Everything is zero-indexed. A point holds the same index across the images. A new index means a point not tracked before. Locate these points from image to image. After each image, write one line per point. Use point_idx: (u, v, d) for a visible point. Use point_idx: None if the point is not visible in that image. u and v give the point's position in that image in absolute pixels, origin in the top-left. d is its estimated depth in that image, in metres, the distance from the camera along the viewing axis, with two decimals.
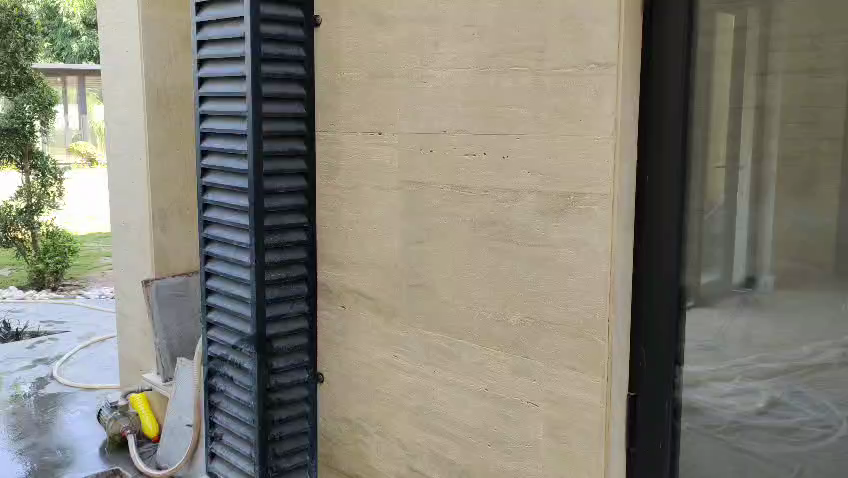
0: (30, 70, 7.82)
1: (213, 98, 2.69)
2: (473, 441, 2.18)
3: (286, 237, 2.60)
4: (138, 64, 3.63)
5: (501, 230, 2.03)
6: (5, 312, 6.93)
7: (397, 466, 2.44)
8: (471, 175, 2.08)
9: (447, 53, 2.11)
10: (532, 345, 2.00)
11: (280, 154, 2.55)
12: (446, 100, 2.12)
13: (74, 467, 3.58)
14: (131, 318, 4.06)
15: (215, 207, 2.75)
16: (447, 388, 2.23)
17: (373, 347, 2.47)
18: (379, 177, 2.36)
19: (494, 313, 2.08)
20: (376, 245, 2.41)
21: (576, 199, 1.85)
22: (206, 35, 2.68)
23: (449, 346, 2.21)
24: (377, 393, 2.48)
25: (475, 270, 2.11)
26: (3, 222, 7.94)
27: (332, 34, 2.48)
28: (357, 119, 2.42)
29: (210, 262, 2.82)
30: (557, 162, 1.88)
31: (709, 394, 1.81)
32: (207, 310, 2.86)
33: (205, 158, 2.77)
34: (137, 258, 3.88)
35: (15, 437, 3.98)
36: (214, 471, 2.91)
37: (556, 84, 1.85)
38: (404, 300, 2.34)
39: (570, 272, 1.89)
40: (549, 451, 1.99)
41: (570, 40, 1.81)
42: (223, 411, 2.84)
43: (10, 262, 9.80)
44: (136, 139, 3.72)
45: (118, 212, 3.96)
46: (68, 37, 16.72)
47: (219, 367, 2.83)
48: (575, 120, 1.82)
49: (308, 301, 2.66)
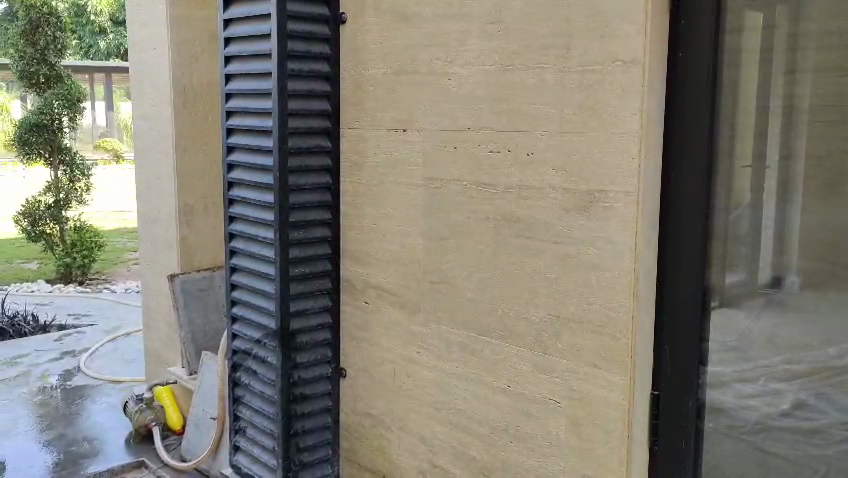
0: (59, 67, 7.92)
1: (239, 95, 2.71)
2: (495, 438, 2.19)
3: (310, 234, 2.62)
4: (165, 60, 3.67)
5: (524, 227, 2.03)
6: (33, 305, 7.04)
7: (418, 461, 2.46)
8: (495, 172, 2.08)
9: (471, 51, 2.11)
10: (554, 342, 2.00)
11: (305, 150, 2.57)
12: (470, 98, 2.13)
13: (100, 458, 3.63)
14: (156, 312, 4.12)
15: (240, 202, 2.78)
16: (469, 384, 2.24)
17: (395, 343, 2.49)
18: (403, 174, 2.38)
19: (516, 310, 2.08)
20: (399, 242, 2.43)
21: (600, 196, 1.84)
22: (232, 32, 2.70)
23: (471, 343, 2.22)
24: (399, 389, 2.50)
25: (497, 267, 2.12)
26: (32, 217, 8.07)
27: (358, 32, 2.50)
28: (381, 117, 2.43)
29: (235, 257, 2.84)
30: (581, 160, 1.87)
31: (733, 395, 1.79)
32: (232, 304, 2.88)
33: (230, 154, 2.80)
34: (163, 253, 3.93)
35: (42, 428, 4.05)
36: (237, 464, 2.94)
37: (581, 81, 1.85)
38: (426, 296, 2.35)
39: (593, 269, 1.89)
40: (570, 449, 1.99)
41: (597, 37, 1.80)
42: (247, 404, 2.87)
43: (38, 256, 9.95)
44: (163, 135, 3.77)
45: (145, 206, 4.01)
46: (95, 34, 16.85)
47: (243, 361, 2.86)
48: (599, 117, 1.82)
49: (332, 296, 2.68)
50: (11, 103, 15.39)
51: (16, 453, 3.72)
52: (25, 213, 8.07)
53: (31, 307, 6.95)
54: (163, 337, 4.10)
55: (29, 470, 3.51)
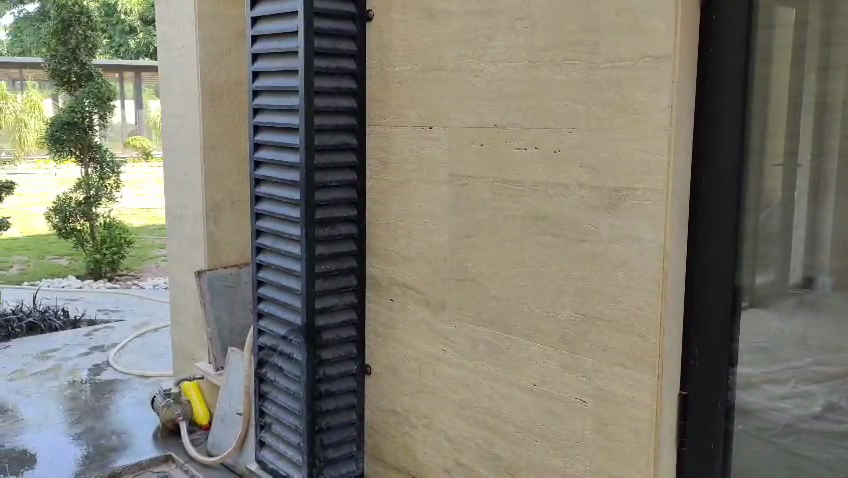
0: (90, 66, 8.01)
1: (266, 93, 2.72)
2: (520, 437, 2.18)
3: (336, 231, 2.63)
4: (193, 59, 3.70)
5: (551, 225, 2.02)
6: (64, 300, 7.15)
7: (443, 459, 2.45)
8: (521, 169, 2.07)
9: (499, 47, 2.10)
10: (581, 341, 1.98)
11: (331, 148, 2.58)
12: (497, 94, 2.11)
13: (129, 452, 3.68)
14: (183, 308, 4.16)
15: (267, 199, 2.79)
16: (494, 382, 2.23)
17: (420, 340, 2.49)
18: (429, 171, 2.37)
19: (542, 308, 2.07)
20: (425, 239, 2.42)
21: (629, 193, 1.82)
22: (259, 30, 2.71)
23: (496, 341, 2.21)
24: (424, 386, 2.50)
25: (524, 265, 2.11)
26: (63, 214, 8.13)
27: (385, 29, 2.50)
28: (408, 113, 2.43)
29: (261, 254, 2.86)
30: (609, 157, 1.86)
31: (763, 396, 1.76)
32: (258, 301, 2.90)
33: (257, 151, 2.81)
34: (190, 250, 3.96)
35: (72, 421, 4.11)
36: (263, 460, 2.96)
37: (609, 77, 1.83)
38: (452, 293, 2.35)
39: (620, 268, 1.87)
40: (596, 449, 1.97)
41: (627, 32, 1.78)
42: (272, 400, 2.89)
43: (69, 252, 10.11)
44: (191, 133, 3.80)
45: (173, 203, 4.05)
46: (125, 33, 17.04)
47: (269, 358, 2.87)
48: (628, 114, 1.80)
49: (357, 294, 2.69)
50: (43, 101, 15.61)
51: (47, 445, 3.79)
52: (57, 209, 8.13)
53: (62, 302, 7.05)
54: (190, 333, 4.14)
55: (59, 462, 3.57)
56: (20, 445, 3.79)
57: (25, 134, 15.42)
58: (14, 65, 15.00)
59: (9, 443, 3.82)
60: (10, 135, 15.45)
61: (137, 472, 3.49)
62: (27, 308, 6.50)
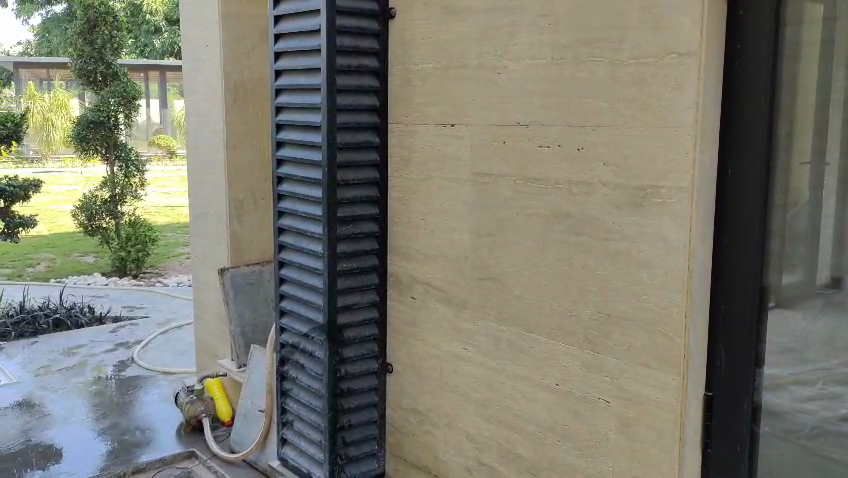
0: (116, 66, 8.10)
1: (289, 91, 2.73)
2: (542, 436, 2.16)
3: (358, 229, 2.63)
4: (217, 58, 3.72)
5: (574, 223, 2.00)
6: (90, 296, 7.24)
7: (465, 458, 2.45)
8: (544, 167, 2.05)
9: (522, 44, 2.08)
10: (604, 341, 1.96)
11: (353, 146, 2.58)
12: (519, 92, 2.10)
13: (152, 448, 3.71)
14: (206, 305, 4.19)
15: (289, 197, 2.80)
16: (516, 382, 2.22)
17: (442, 339, 2.48)
18: (451, 169, 2.36)
19: (564, 307, 2.05)
20: (446, 237, 2.42)
21: (653, 191, 1.80)
22: (282, 28, 2.72)
23: (519, 340, 2.20)
24: (445, 385, 2.49)
25: (546, 263, 2.09)
26: (89, 212, 8.25)
27: (407, 27, 2.49)
28: (430, 111, 2.42)
29: (284, 252, 2.86)
30: (633, 154, 1.84)
31: (789, 398, 1.73)
32: (281, 298, 2.91)
33: (280, 149, 2.82)
34: (213, 248, 3.99)
35: (97, 417, 4.16)
36: (285, 457, 2.96)
37: (634, 74, 1.81)
38: (474, 292, 2.34)
39: (644, 267, 1.85)
40: (620, 449, 1.95)
41: (651, 28, 1.76)
42: (294, 398, 2.89)
43: (95, 250, 10.25)
44: (215, 131, 3.82)
45: (197, 201, 4.07)
46: (150, 33, 17.23)
47: (291, 355, 2.88)
48: (653, 111, 1.78)
49: (378, 291, 2.69)
50: (70, 101, 15.82)
51: (72, 440, 3.83)
52: (83, 207, 8.26)
53: (88, 298, 7.14)
54: (213, 331, 4.17)
55: (84, 458, 3.61)
56: (46, 440, 3.84)
57: (52, 133, 15.64)
58: (43, 65, 15.27)
59: (35, 438, 3.87)
60: (38, 134, 15.69)
61: (161, 467, 3.52)
62: (54, 304, 6.59)
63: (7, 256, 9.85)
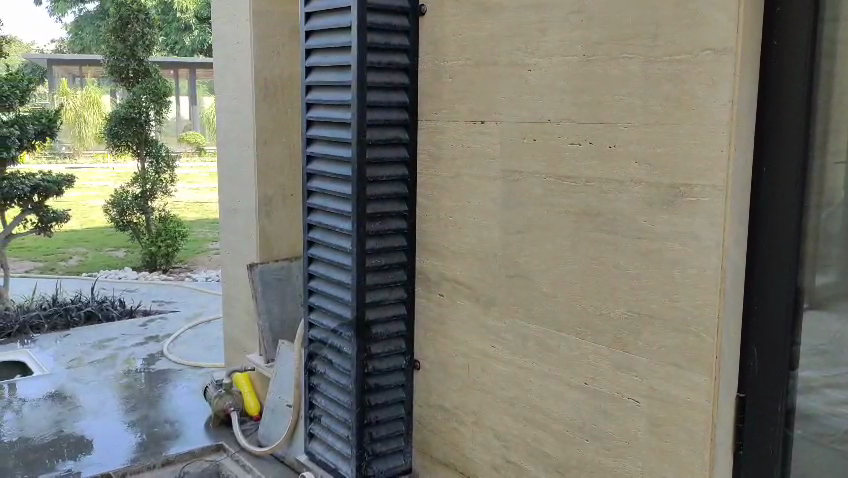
0: (147, 62, 8.19)
1: (319, 87, 2.73)
2: (570, 435, 2.16)
3: (386, 226, 2.63)
4: (248, 54, 3.75)
5: (605, 222, 1.99)
6: (121, 290, 7.34)
7: (492, 456, 2.45)
8: (575, 165, 2.04)
9: (553, 41, 2.07)
10: (634, 340, 1.95)
11: (382, 143, 2.58)
12: (550, 89, 2.09)
13: (181, 440, 3.75)
14: (235, 300, 4.22)
15: (319, 194, 2.80)
16: (544, 380, 2.21)
17: (470, 336, 2.48)
18: (480, 166, 2.36)
19: (594, 305, 2.04)
20: (475, 235, 2.41)
21: (686, 190, 1.78)
22: (313, 25, 2.73)
23: (547, 338, 2.19)
24: (473, 382, 2.49)
25: (575, 262, 2.08)
26: (120, 207, 8.38)
27: (437, 23, 2.49)
28: (460, 108, 2.42)
29: (312, 248, 2.87)
30: (666, 152, 1.82)
31: (823, 401, 1.70)
32: (309, 293, 2.92)
33: (310, 145, 2.82)
34: (243, 244, 4.02)
35: (128, 409, 4.22)
36: (312, 451, 2.98)
37: (668, 70, 1.79)
38: (502, 290, 2.33)
39: (677, 266, 1.83)
40: (649, 449, 1.94)
41: (686, 24, 1.74)
42: (322, 393, 2.90)
43: (126, 244, 10.40)
44: (245, 128, 3.85)
45: (227, 197, 4.10)
46: (181, 31, 17.39)
47: (319, 351, 2.89)
48: (686, 109, 1.76)
49: (406, 288, 2.69)
50: (101, 97, 16.04)
51: (103, 431, 3.89)
52: (114, 202, 8.39)
53: (119, 292, 7.24)
54: (242, 325, 4.20)
55: (115, 449, 3.67)
56: (77, 431, 3.90)
57: (83, 128, 15.86)
58: (76, 63, 15.55)
59: (67, 429, 3.94)
60: (71, 129, 15.96)
61: (190, 460, 3.58)
62: (86, 297, 6.69)
63: (40, 250, 10.01)
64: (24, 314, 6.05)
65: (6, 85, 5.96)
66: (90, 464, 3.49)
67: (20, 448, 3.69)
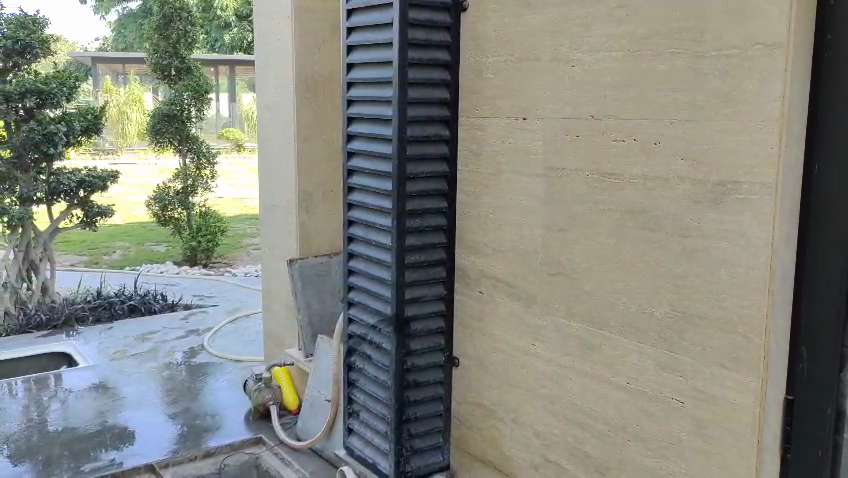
0: (189, 60, 8.30)
1: (360, 84, 2.73)
2: (610, 435, 2.14)
3: (427, 222, 2.62)
4: (289, 51, 3.77)
5: (649, 219, 1.96)
6: (163, 284, 7.47)
7: (532, 455, 2.44)
8: (619, 162, 2.02)
9: (598, 36, 2.05)
10: (679, 340, 1.92)
11: (423, 140, 2.56)
12: (595, 85, 2.07)
13: (221, 433, 3.81)
14: (274, 295, 4.26)
15: (358, 190, 2.80)
16: (585, 380, 2.20)
17: (510, 334, 2.47)
18: (522, 163, 2.35)
19: (637, 304, 2.02)
20: (516, 232, 2.40)
21: (734, 188, 1.75)
22: (355, 21, 2.72)
23: (588, 337, 2.17)
24: (512, 380, 2.48)
25: (618, 259, 2.06)
26: (162, 203, 8.42)
27: (479, 19, 2.48)
28: (502, 104, 2.41)
29: (352, 244, 2.87)
30: (713, 148, 1.79)
31: None
32: (348, 289, 2.92)
33: (350, 141, 2.82)
34: (283, 239, 4.05)
35: (170, 401, 4.28)
36: (350, 446, 2.99)
37: (716, 67, 1.76)
38: (543, 287, 2.32)
39: (723, 265, 1.80)
40: (693, 451, 1.92)
41: (735, 19, 1.71)
42: (361, 389, 2.91)
43: (167, 239, 10.57)
44: (286, 124, 3.88)
45: (268, 193, 4.14)
46: (221, 29, 17.61)
47: (358, 346, 2.89)
48: (735, 104, 1.73)
49: (445, 285, 2.69)
50: (143, 95, 16.33)
51: (146, 423, 3.96)
52: (156, 198, 8.42)
53: (160, 286, 7.36)
54: (281, 320, 4.23)
55: (157, 439, 3.73)
56: (121, 423, 3.98)
57: (126, 125, 16.15)
58: (119, 62, 15.86)
59: (111, 420, 4.02)
60: (114, 126, 16.26)
61: (230, 452, 3.61)
62: (129, 291, 6.80)
63: (85, 244, 10.24)
64: (69, 307, 6.18)
65: (54, 83, 6.07)
66: (133, 455, 3.56)
67: (65, 438, 3.77)
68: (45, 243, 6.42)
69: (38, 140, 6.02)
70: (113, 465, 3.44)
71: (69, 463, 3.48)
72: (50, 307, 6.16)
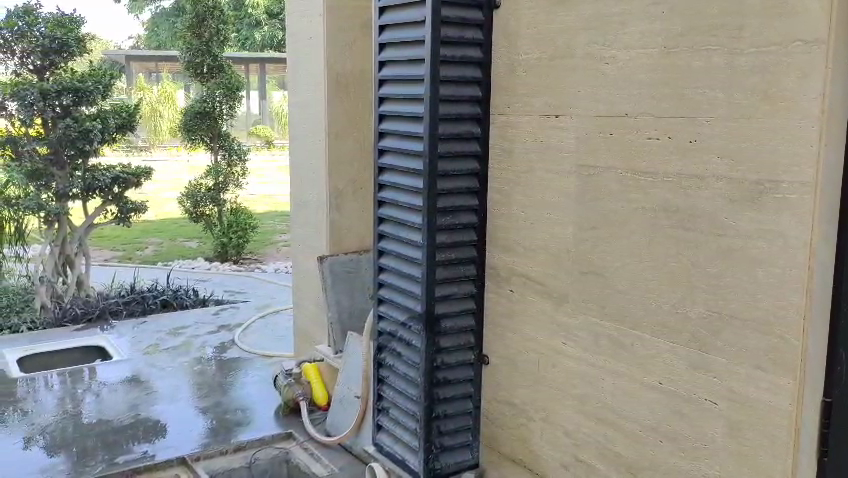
0: (221, 58, 8.38)
1: (392, 82, 2.73)
2: (643, 435, 2.12)
3: (458, 220, 2.62)
4: (321, 49, 3.79)
5: (684, 218, 1.94)
6: (194, 280, 7.55)
7: (562, 454, 2.43)
8: (654, 160, 2.00)
9: (633, 32, 2.03)
10: (713, 340, 1.90)
11: (455, 137, 2.56)
12: (628, 81, 2.05)
13: (252, 427, 3.84)
14: (305, 291, 4.29)
15: (390, 188, 2.81)
16: (617, 379, 2.18)
17: (541, 333, 2.46)
18: (555, 161, 2.33)
19: (670, 303, 2.00)
20: (548, 230, 2.39)
21: (772, 187, 1.73)
22: (387, 19, 2.73)
23: (621, 337, 2.16)
24: (543, 379, 2.47)
25: (652, 258, 2.04)
26: (193, 200, 8.55)
27: (512, 16, 2.47)
28: (534, 102, 2.40)
29: (383, 241, 2.88)
30: (751, 146, 1.76)
31: None
32: (379, 286, 2.93)
33: (381, 139, 2.83)
34: (314, 236, 4.08)
35: (201, 395, 4.34)
36: (379, 443, 3.00)
37: (754, 63, 1.73)
38: (574, 286, 2.30)
39: (760, 265, 1.77)
40: (727, 452, 1.89)
41: (774, 15, 1.68)
42: (391, 385, 2.92)
43: (199, 236, 10.69)
44: (317, 122, 3.91)
45: (299, 190, 4.17)
46: (252, 27, 17.74)
47: (388, 343, 2.90)
48: (773, 102, 1.70)
49: (476, 283, 2.68)
50: (176, 92, 16.51)
51: (177, 417, 4.01)
52: (188, 195, 8.55)
53: (191, 282, 7.45)
54: (311, 316, 4.26)
55: (188, 433, 3.78)
56: (153, 416, 4.03)
57: (159, 122, 16.35)
58: (153, 60, 16.05)
59: (144, 413, 4.08)
60: (147, 123, 16.48)
61: (260, 446, 3.64)
62: (161, 286, 6.89)
63: (119, 240, 10.39)
64: (104, 301, 6.27)
65: (90, 80, 6.17)
66: (165, 448, 3.61)
67: (99, 431, 3.84)
68: (80, 239, 6.50)
69: (73, 136, 6.12)
70: (145, 458, 3.49)
71: (103, 456, 3.54)
72: (85, 301, 6.26)
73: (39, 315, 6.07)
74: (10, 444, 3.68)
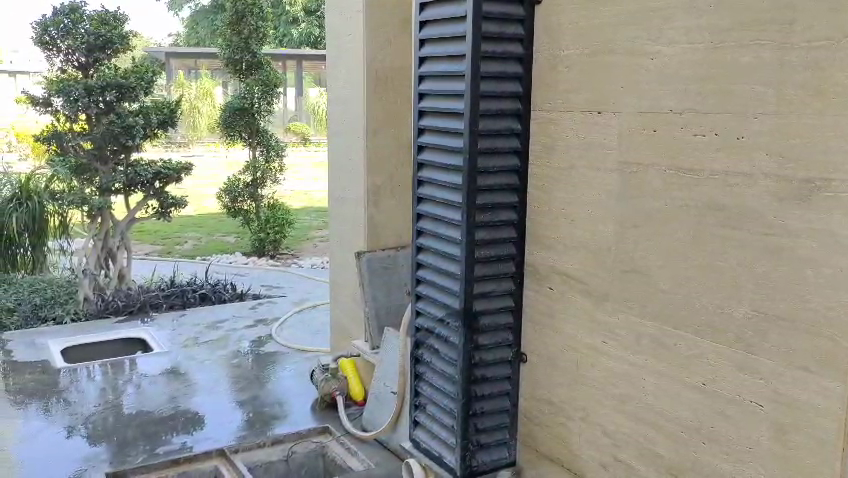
0: (259, 54, 8.45)
1: (432, 79, 2.73)
2: (685, 436, 2.09)
3: (497, 217, 2.60)
4: (360, 46, 3.80)
5: (730, 217, 1.90)
6: (232, 274, 7.64)
7: (601, 453, 2.40)
8: (699, 157, 1.97)
9: (679, 27, 1.99)
10: (759, 341, 1.86)
11: (495, 133, 2.54)
12: (674, 78, 2.02)
13: (288, 421, 3.88)
14: (342, 286, 4.31)
15: (429, 184, 2.80)
16: (658, 378, 2.15)
17: (581, 331, 2.44)
18: (597, 157, 2.31)
19: (714, 303, 1.97)
20: (588, 228, 2.37)
21: (823, 185, 1.69)
22: (428, 15, 2.72)
23: (664, 337, 2.13)
24: (583, 378, 2.45)
25: (696, 257, 2.01)
26: (232, 195, 8.67)
27: (554, 11, 2.44)
28: (576, 98, 2.38)
29: (421, 238, 2.87)
30: (801, 143, 1.72)
31: None
32: (416, 283, 2.92)
33: (421, 135, 2.82)
34: (351, 232, 4.09)
35: (239, 389, 4.38)
36: (416, 440, 2.99)
37: (805, 58, 1.69)
38: (615, 284, 2.28)
39: (809, 265, 1.74)
40: (772, 455, 1.86)
41: (827, 9, 1.64)
42: (428, 382, 2.91)
43: (236, 230, 10.81)
44: (355, 118, 3.92)
45: (337, 186, 4.19)
46: (288, 23, 17.88)
47: (426, 339, 2.89)
48: (825, 98, 1.66)
49: (515, 280, 2.67)
50: (214, 89, 16.71)
51: (216, 409, 4.06)
52: (227, 189, 8.68)
53: (229, 276, 7.52)
54: (348, 311, 4.28)
55: (226, 426, 3.82)
56: (191, 408, 4.09)
57: (197, 119, 16.58)
58: (192, 58, 16.25)
59: (183, 405, 4.14)
60: (186, 120, 16.71)
61: (297, 440, 3.67)
62: (200, 280, 6.97)
63: (159, 234, 10.57)
64: (144, 293, 6.37)
65: (133, 77, 6.27)
66: (204, 440, 3.66)
67: (140, 421, 3.90)
68: (122, 233, 6.57)
69: (117, 132, 6.23)
70: (184, 450, 3.54)
71: (144, 446, 3.59)
72: (126, 294, 6.36)
73: (82, 307, 6.17)
74: (54, 433, 3.76)
